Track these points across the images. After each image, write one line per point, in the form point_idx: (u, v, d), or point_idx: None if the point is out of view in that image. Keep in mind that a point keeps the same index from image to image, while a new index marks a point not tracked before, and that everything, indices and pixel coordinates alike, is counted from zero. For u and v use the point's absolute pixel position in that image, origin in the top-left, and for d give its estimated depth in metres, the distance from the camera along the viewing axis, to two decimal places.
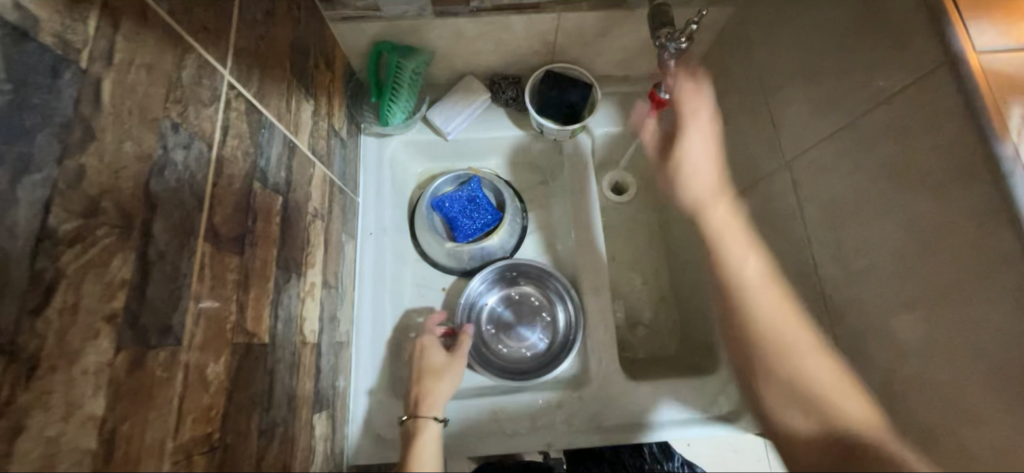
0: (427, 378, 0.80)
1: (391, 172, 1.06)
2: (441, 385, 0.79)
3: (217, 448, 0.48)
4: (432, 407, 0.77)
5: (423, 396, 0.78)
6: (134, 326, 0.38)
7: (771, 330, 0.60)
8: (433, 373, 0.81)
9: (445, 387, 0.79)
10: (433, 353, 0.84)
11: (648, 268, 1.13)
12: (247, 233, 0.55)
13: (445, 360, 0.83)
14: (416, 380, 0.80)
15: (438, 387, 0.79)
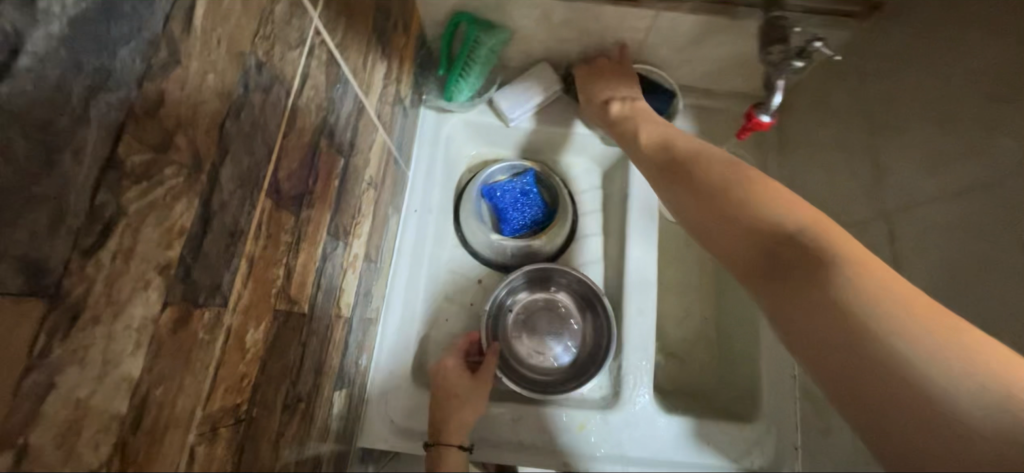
0: (450, 402, 0.79)
1: (445, 150, 1.01)
2: (464, 411, 0.78)
3: (243, 421, 0.44)
4: (456, 434, 0.76)
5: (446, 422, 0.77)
6: (186, 281, 0.33)
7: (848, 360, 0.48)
8: (455, 398, 0.80)
9: (471, 413, 0.79)
10: (455, 378, 0.82)
11: (694, 297, 1.06)
12: (306, 192, 0.51)
13: (468, 384, 0.81)
14: (438, 403, 0.79)
15: (462, 411, 0.78)
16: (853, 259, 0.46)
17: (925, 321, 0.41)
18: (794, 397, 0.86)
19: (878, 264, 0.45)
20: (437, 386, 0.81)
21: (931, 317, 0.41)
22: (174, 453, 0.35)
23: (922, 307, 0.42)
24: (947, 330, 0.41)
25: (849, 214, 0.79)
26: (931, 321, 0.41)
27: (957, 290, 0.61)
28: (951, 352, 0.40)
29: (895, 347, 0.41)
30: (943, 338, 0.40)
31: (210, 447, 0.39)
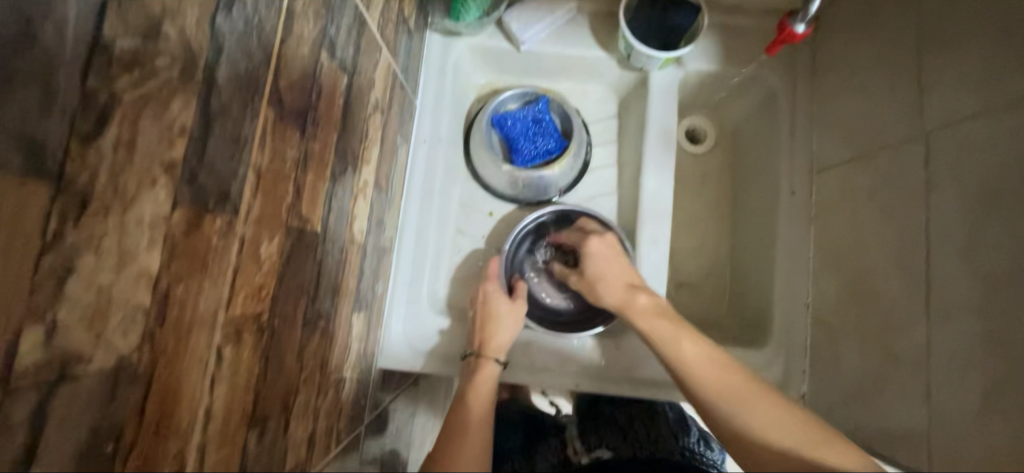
0: (489, 319, 0.81)
1: (454, 78, 0.96)
2: (503, 330, 0.80)
3: (265, 329, 0.46)
4: (495, 351, 0.79)
5: (485, 338, 0.80)
6: (193, 184, 0.33)
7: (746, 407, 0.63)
8: (496, 319, 0.82)
9: (506, 335, 0.80)
10: (497, 299, 0.83)
11: (710, 230, 1.04)
12: (311, 108, 0.50)
13: (507, 306, 0.83)
14: (478, 322, 0.82)
15: (502, 331, 0.80)
16: (711, 397, 0.65)
17: (732, 385, 0.64)
18: (807, 326, 0.86)
19: (722, 401, 0.64)
20: (479, 303, 0.83)
21: (739, 381, 0.65)
22: (201, 352, 0.36)
23: (774, 416, 0.61)
24: (815, 447, 0.57)
25: (885, 134, 0.74)
26: (750, 394, 0.63)
27: (992, 209, 0.57)
28: (800, 444, 0.58)
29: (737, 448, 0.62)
30: (749, 389, 0.64)
31: (237, 350, 0.41)
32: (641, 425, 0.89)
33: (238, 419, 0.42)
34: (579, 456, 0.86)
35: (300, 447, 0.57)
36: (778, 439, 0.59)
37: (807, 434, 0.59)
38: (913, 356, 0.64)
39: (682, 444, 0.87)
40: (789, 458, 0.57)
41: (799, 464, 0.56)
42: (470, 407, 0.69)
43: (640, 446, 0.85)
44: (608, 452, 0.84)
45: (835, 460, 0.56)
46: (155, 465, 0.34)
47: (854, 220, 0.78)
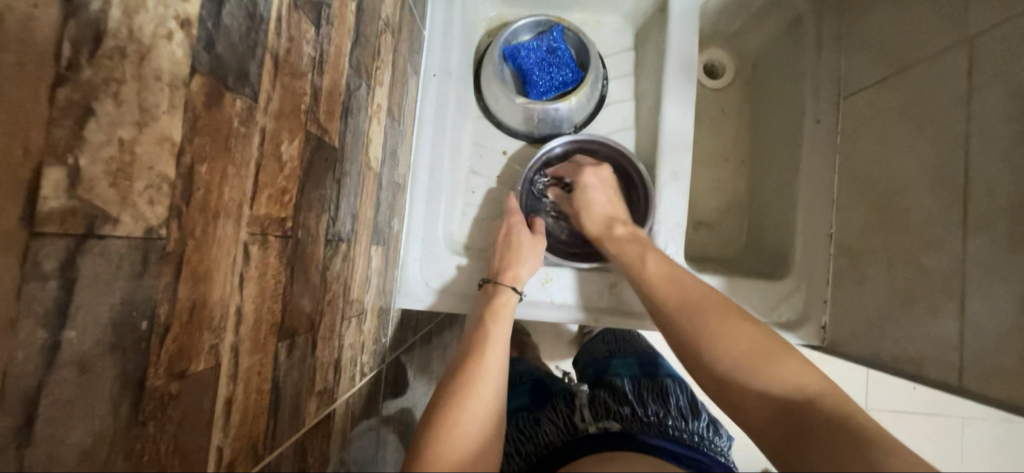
0: (512, 249, 0.81)
1: (462, 7, 0.91)
2: (524, 264, 0.80)
3: (290, 237, 0.44)
4: (512, 281, 0.78)
5: (507, 267, 0.79)
6: (211, 51, 0.30)
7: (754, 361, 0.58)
8: (516, 252, 0.81)
9: (528, 270, 0.80)
10: (521, 233, 0.82)
11: (728, 167, 1.01)
12: (325, 4, 0.46)
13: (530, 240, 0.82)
14: (500, 253, 0.81)
15: (524, 264, 0.80)
16: (672, 314, 0.66)
17: (698, 299, 0.66)
18: (829, 256, 0.85)
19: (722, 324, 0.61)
20: (503, 235, 0.83)
21: (707, 299, 0.65)
22: (228, 245, 0.34)
23: (732, 331, 0.60)
24: (768, 366, 0.56)
25: (925, 48, 0.70)
26: (708, 312, 0.63)
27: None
28: (747, 361, 0.57)
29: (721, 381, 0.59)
30: (715, 307, 0.64)
31: (263, 252, 0.39)
32: (653, 399, 0.75)
33: (267, 326, 0.41)
34: (586, 426, 0.69)
35: (327, 371, 0.56)
36: (730, 357, 0.58)
37: (764, 353, 0.57)
38: (945, 269, 0.64)
39: (689, 425, 0.71)
40: (744, 384, 0.55)
41: (758, 376, 0.55)
42: (490, 327, 0.68)
43: (652, 416, 0.70)
44: (619, 423, 0.68)
45: (790, 379, 0.54)
46: (191, 357, 0.31)
47: (884, 143, 0.76)
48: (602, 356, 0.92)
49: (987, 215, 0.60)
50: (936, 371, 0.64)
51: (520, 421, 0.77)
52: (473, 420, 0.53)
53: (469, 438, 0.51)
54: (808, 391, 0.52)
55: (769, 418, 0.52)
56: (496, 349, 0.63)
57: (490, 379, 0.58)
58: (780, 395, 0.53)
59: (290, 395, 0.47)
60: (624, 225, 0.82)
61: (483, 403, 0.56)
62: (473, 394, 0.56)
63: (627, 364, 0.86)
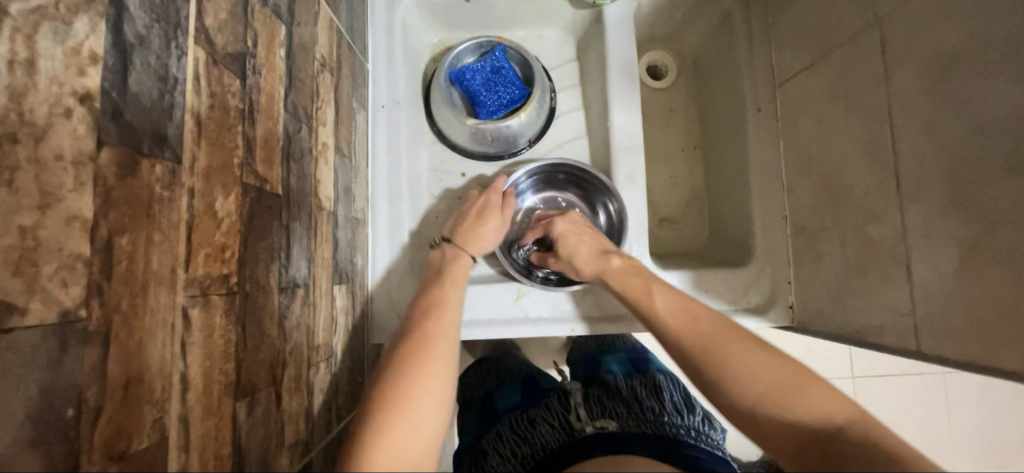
0: (478, 221, 0.79)
1: (403, 36, 0.92)
2: (484, 228, 0.79)
3: (236, 293, 0.43)
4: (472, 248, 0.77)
5: (473, 234, 0.78)
6: (119, 121, 0.30)
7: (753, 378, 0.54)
8: (477, 225, 0.79)
9: (494, 235, 0.79)
10: (491, 209, 0.81)
11: (682, 162, 1.04)
12: (249, 56, 0.46)
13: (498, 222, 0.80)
14: (467, 220, 0.79)
15: (485, 235, 0.79)
16: (691, 345, 0.60)
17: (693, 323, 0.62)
18: (787, 237, 0.88)
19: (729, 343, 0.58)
20: (476, 205, 0.81)
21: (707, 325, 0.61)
22: (164, 312, 0.33)
23: (756, 355, 0.56)
24: (797, 398, 0.52)
25: (842, 31, 0.75)
26: (719, 336, 0.59)
27: (946, 88, 0.60)
28: (774, 399, 0.53)
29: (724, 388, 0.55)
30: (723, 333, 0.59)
31: (207, 312, 0.38)
32: (647, 395, 0.75)
33: (220, 388, 0.40)
34: (582, 425, 0.69)
35: (298, 421, 0.55)
36: (757, 390, 0.53)
37: (790, 383, 0.53)
38: (890, 237, 0.67)
39: (685, 421, 0.71)
40: (771, 414, 0.52)
41: (804, 414, 0.51)
42: (446, 290, 0.65)
43: (648, 414, 0.70)
44: (615, 422, 0.68)
45: (824, 406, 0.51)
46: (131, 436, 0.30)
47: (821, 125, 0.79)
48: (595, 354, 0.92)
49: (917, 183, 0.63)
50: (895, 337, 0.67)
51: (515, 419, 0.75)
52: (427, 393, 0.49)
53: (417, 414, 0.47)
54: (840, 421, 0.50)
55: (810, 447, 0.50)
56: (450, 313, 0.60)
57: (444, 350, 0.55)
58: (818, 425, 0.50)
59: (257, 455, 0.45)
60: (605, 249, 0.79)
61: (436, 371, 0.52)
62: (426, 366, 0.52)
63: (618, 363, 0.86)
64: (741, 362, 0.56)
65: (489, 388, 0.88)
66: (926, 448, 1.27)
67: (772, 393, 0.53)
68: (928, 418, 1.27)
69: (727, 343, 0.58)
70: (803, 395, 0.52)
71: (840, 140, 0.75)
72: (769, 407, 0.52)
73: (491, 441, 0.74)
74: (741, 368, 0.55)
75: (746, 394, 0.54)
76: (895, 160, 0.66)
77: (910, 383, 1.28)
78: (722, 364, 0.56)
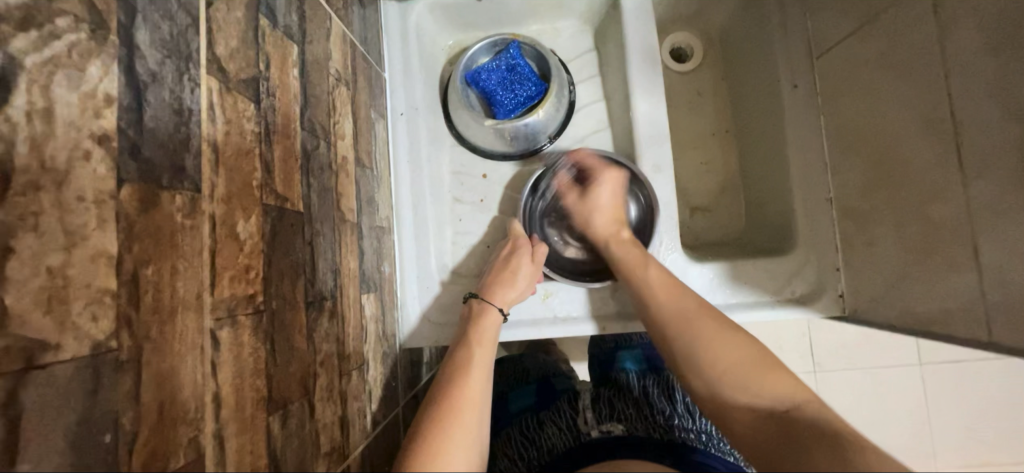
0: (511, 273, 0.79)
1: (418, 42, 0.92)
2: (511, 293, 0.78)
3: (263, 312, 0.44)
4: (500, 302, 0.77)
5: (499, 286, 0.78)
6: (137, 157, 0.31)
7: (700, 361, 0.60)
8: (506, 281, 0.79)
9: (525, 285, 0.80)
10: (522, 257, 0.81)
11: (713, 147, 0.99)
12: (263, 80, 0.47)
13: (530, 268, 0.81)
14: (497, 270, 0.80)
15: (513, 289, 0.78)
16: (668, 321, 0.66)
17: (686, 306, 0.67)
18: (834, 220, 0.82)
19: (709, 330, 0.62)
20: (504, 253, 0.82)
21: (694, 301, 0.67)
22: (193, 336, 0.35)
23: (732, 342, 0.60)
24: (762, 381, 0.55)
25: None
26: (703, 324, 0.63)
27: (1012, 47, 0.53)
28: (739, 381, 0.56)
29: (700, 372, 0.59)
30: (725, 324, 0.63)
31: (235, 333, 0.40)
32: (659, 397, 0.73)
33: (253, 403, 0.41)
34: (588, 429, 0.68)
35: (332, 430, 0.56)
36: (720, 366, 0.58)
37: (758, 368, 0.56)
38: (953, 217, 0.60)
39: (696, 425, 0.69)
40: (739, 396, 0.55)
41: (755, 394, 0.54)
42: (473, 348, 0.67)
43: (658, 417, 0.69)
44: (621, 426, 0.67)
45: (782, 389, 0.54)
46: (168, 455, 0.32)
47: (867, 96, 0.72)
48: (608, 350, 0.90)
49: (985, 156, 0.56)
50: (964, 327, 0.60)
51: (524, 423, 0.75)
52: (458, 449, 0.51)
53: (465, 434, 0.53)
54: (794, 401, 0.52)
55: (758, 425, 0.52)
56: (481, 355, 0.66)
57: (472, 407, 0.57)
58: (771, 404, 0.53)
59: (293, 464, 0.47)
60: (629, 231, 0.83)
61: (473, 406, 0.57)
62: (451, 425, 0.53)
63: (633, 360, 0.84)
64: (717, 345, 0.60)
65: (505, 388, 0.88)
66: (1006, 439, 1.15)
67: (734, 375, 0.56)
68: (1006, 407, 1.16)
69: (707, 328, 0.62)
70: (770, 380, 0.55)
71: (888, 111, 0.68)
72: (740, 387, 0.55)
73: (502, 445, 0.74)
74: (711, 351, 0.59)
75: (715, 375, 0.57)
76: (955, 131, 0.59)
77: (985, 369, 1.17)
78: (698, 351, 0.60)
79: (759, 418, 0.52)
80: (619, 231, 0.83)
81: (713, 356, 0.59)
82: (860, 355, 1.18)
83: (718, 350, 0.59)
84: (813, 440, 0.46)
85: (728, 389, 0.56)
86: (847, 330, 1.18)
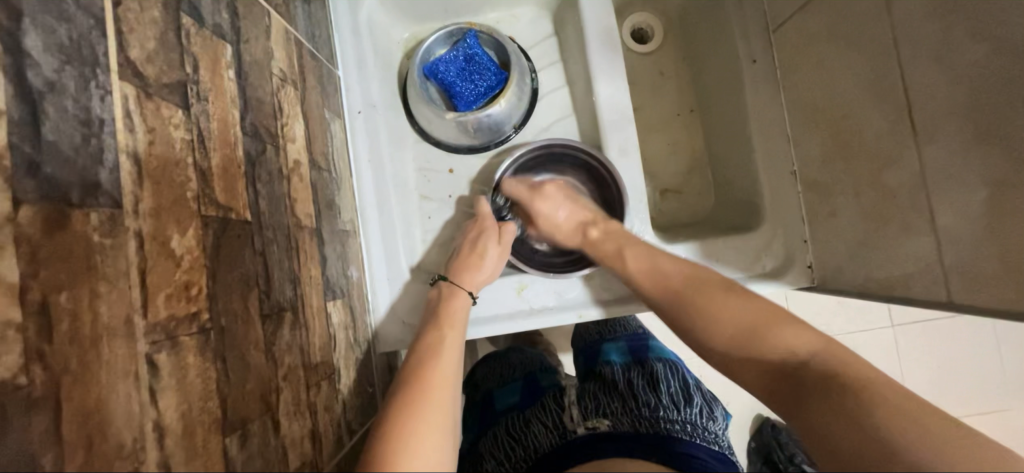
0: (476, 255, 0.79)
1: (371, 37, 0.89)
2: (482, 273, 0.79)
3: (210, 330, 0.41)
4: (470, 286, 0.78)
5: (468, 268, 0.78)
6: (36, 175, 0.29)
7: (702, 328, 0.60)
8: (471, 261, 0.79)
9: (491, 266, 0.79)
10: (489, 238, 0.81)
11: (679, 128, 0.99)
12: (192, 83, 0.44)
13: (497, 249, 0.81)
14: (463, 255, 0.80)
15: (484, 268, 0.79)
16: (666, 296, 0.66)
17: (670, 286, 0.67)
18: (799, 193, 0.82)
19: (703, 299, 0.61)
20: (470, 237, 0.82)
21: (676, 281, 0.67)
22: (124, 364, 0.32)
23: (729, 305, 0.59)
24: (766, 343, 0.53)
25: None
26: (685, 307, 0.63)
27: (961, 9, 0.54)
28: (739, 340, 0.56)
29: (705, 338, 0.59)
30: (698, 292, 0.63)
31: (178, 356, 0.37)
32: (644, 389, 0.73)
33: (205, 428, 0.39)
34: (575, 426, 0.68)
35: (302, 444, 0.54)
36: (726, 331, 0.57)
37: (762, 321, 0.55)
38: (908, 183, 0.61)
39: (681, 415, 0.69)
40: (746, 356, 0.54)
41: (760, 351, 0.53)
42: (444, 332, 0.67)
43: (643, 408, 0.69)
44: (608, 420, 0.67)
45: (788, 341, 0.52)
46: None
47: (822, 67, 0.72)
48: (594, 342, 0.90)
49: (936, 120, 0.57)
50: (923, 289, 0.62)
51: (510, 423, 0.75)
52: (432, 430, 0.50)
53: (436, 414, 0.52)
54: (803, 351, 0.51)
55: (773, 381, 0.51)
56: (448, 356, 0.62)
57: (442, 387, 0.56)
58: (783, 361, 0.51)
59: None
60: (596, 226, 0.80)
61: (440, 409, 0.53)
62: (422, 407, 0.52)
63: (618, 352, 0.84)
64: (717, 311, 0.59)
65: (490, 385, 0.86)
66: (978, 392, 1.20)
67: (740, 336, 0.56)
68: (973, 362, 1.21)
69: (701, 295, 0.62)
70: (778, 334, 0.53)
71: (845, 81, 0.68)
72: (746, 346, 0.55)
73: (489, 446, 0.74)
74: (710, 317, 0.59)
75: (720, 340, 0.57)
76: (905, 96, 0.60)
77: (953, 326, 1.21)
78: (698, 321, 0.60)
79: (772, 374, 0.52)
80: (583, 232, 0.81)
81: (716, 320, 0.59)
82: (835, 324, 1.20)
83: (720, 317, 0.58)
84: (824, 393, 0.46)
85: (736, 352, 0.55)
86: (822, 300, 1.20)
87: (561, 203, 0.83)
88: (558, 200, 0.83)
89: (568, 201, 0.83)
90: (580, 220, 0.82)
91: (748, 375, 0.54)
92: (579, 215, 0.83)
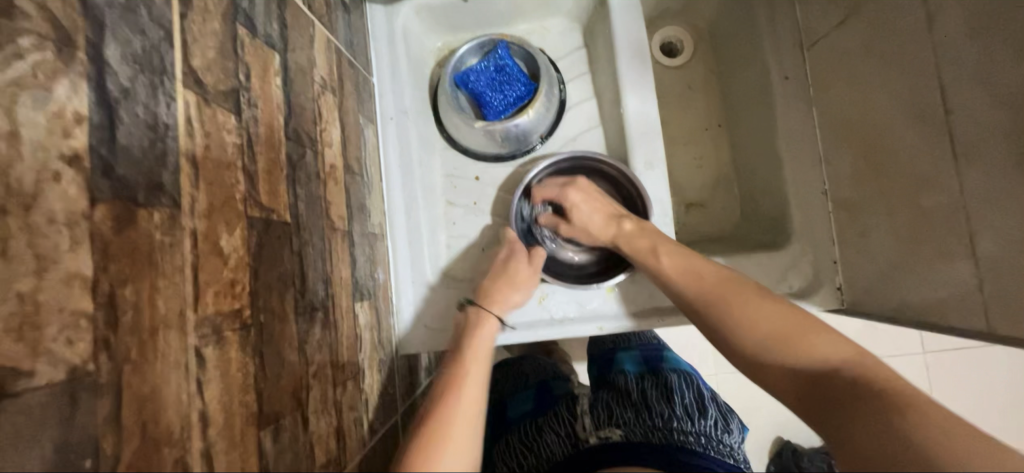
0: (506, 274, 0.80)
1: (406, 46, 0.92)
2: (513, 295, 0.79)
3: (251, 327, 0.43)
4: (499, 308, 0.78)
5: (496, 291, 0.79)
6: (110, 176, 0.31)
7: (733, 327, 0.59)
8: (503, 281, 0.80)
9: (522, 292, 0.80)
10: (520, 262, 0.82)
11: (707, 142, 0.99)
12: (243, 89, 0.46)
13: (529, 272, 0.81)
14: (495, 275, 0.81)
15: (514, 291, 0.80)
16: (690, 299, 0.66)
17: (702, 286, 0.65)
18: (829, 213, 0.81)
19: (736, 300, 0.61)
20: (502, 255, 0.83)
21: (700, 288, 0.65)
22: (176, 355, 0.34)
23: (760, 309, 0.59)
24: (802, 344, 0.53)
25: None
26: (710, 324, 0.62)
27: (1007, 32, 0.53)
28: (771, 344, 0.55)
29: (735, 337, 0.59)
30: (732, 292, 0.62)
31: (222, 350, 0.39)
32: (658, 400, 0.73)
33: (243, 420, 0.41)
34: (587, 435, 0.68)
35: (328, 441, 0.56)
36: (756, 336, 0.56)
37: (795, 328, 0.55)
38: (946, 207, 0.60)
39: (695, 427, 0.69)
40: (775, 362, 0.54)
41: (794, 357, 0.53)
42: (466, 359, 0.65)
43: (656, 420, 0.69)
44: (620, 430, 0.67)
45: (821, 350, 0.52)
46: None
47: (858, 87, 0.72)
48: (608, 350, 0.89)
49: (980, 146, 0.56)
50: (961, 316, 0.60)
51: (523, 430, 0.75)
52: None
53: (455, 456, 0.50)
54: (836, 362, 0.50)
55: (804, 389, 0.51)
56: (471, 386, 0.60)
57: (464, 424, 0.54)
58: (814, 371, 0.51)
59: None
60: (630, 219, 0.79)
61: (459, 449, 0.51)
62: (443, 447, 0.51)
63: (631, 361, 0.83)
64: (748, 314, 0.59)
65: (507, 392, 0.87)
66: (1012, 427, 1.15)
67: (774, 339, 0.55)
68: (1008, 396, 1.15)
69: (731, 297, 0.62)
70: (812, 343, 0.53)
71: (884, 101, 0.67)
72: (779, 351, 0.54)
73: (501, 453, 0.74)
74: (741, 320, 0.59)
75: (751, 341, 0.57)
76: (945, 117, 0.59)
77: (987, 357, 1.16)
78: (728, 322, 0.60)
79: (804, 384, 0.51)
80: (618, 225, 0.79)
81: (747, 322, 0.58)
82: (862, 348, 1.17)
83: (751, 320, 0.58)
84: (864, 408, 0.45)
85: (768, 356, 0.55)
86: (850, 324, 1.16)
87: (591, 198, 0.82)
88: (588, 193, 0.82)
89: (598, 196, 0.82)
90: (612, 214, 0.81)
91: (774, 379, 0.54)
92: (611, 209, 0.82)
